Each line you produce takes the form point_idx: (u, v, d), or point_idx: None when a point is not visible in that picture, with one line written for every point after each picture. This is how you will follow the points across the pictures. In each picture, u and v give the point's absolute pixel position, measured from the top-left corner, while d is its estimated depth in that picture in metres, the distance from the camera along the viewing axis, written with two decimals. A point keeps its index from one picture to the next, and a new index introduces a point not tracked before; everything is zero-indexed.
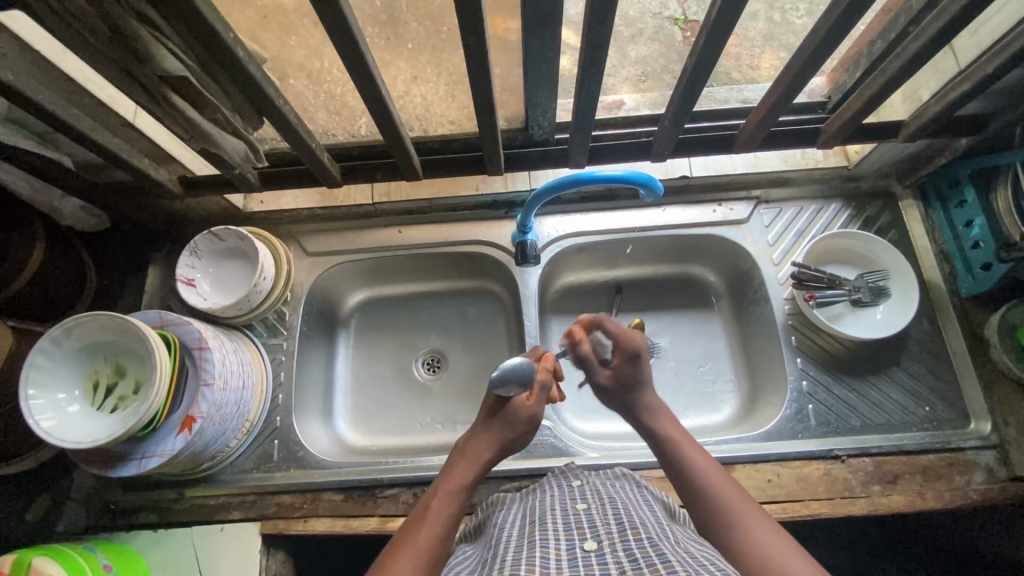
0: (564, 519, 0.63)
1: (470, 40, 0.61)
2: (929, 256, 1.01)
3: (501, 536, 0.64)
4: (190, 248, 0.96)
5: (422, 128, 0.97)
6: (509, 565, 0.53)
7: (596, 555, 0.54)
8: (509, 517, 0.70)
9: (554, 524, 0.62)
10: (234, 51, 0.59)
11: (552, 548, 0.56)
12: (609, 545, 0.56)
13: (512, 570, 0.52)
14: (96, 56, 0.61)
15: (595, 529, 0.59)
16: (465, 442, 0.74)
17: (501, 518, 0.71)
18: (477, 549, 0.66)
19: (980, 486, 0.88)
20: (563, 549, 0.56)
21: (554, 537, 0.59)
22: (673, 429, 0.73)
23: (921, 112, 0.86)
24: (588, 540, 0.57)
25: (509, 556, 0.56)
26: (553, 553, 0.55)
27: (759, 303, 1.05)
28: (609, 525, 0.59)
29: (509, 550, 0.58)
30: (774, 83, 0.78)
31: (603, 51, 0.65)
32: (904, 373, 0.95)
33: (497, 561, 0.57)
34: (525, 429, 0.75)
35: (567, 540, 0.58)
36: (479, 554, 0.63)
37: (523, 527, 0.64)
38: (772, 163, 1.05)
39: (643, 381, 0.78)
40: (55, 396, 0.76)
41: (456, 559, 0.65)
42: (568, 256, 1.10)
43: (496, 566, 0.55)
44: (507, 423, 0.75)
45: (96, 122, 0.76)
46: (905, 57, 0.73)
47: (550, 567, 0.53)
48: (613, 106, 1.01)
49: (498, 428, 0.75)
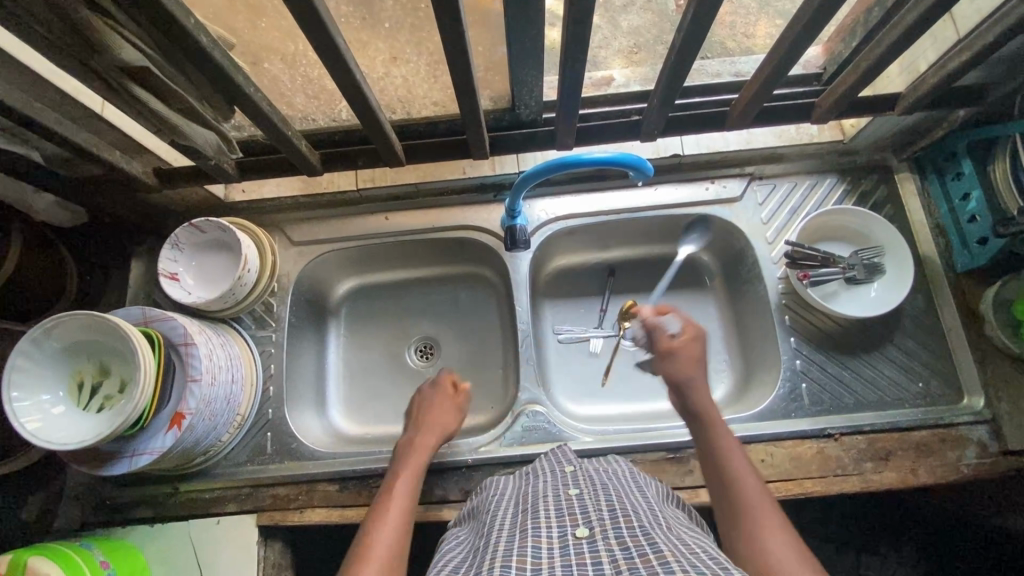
0: (556, 505, 0.63)
1: (446, 20, 0.58)
2: (925, 231, 0.99)
3: (493, 521, 0.65)
4: (171, 240, 0.94)
5: (405, 111, 0.92)
6: (500, 555, 0.54)
7: (588, 542, 0.54)
8: (501, 503, 0.70)
9: (546, 511, 0.62)
10: (196, 36, 0.56)
11: (543, 535, 0.56)
12: (601, 532, 0.56)
13: (502, 560, 0.53)
14: (50, 47, 0.58)
15: (587, 515, 0.59)
16: (410, 438, 0.88)
17: (494, 503, 0.72)
18: (470, 535, 0.67)
19: (973, 461, 0.88)
20: (555, 536, 0.56)
21: (545, 525, 0.59)
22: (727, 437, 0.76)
23: (918, 84, 0.83)
24: (580, 527, 0.57)
25: (500, 545, 0.57)
26: (545, 542, 0.55)
27: (753, 283, 1.04)
28: (601, 511, 0.60)
29: (500, 538, 0.58)
30: (766, 58, 0.75)
31: (587, 28, 0.63)
32: (898, 350, 0.95)
33: (489, 548, 0.58)
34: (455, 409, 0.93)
35: (559, 527, 0.58)
36: (472, 541, 0.64)
37: (516, 513, 0.65)
38: (765, 139, 1.03)
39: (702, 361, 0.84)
40: (39, 398, 0.75)
41: (449, 548, 0.66)
42: (559, 239, 1.08)
43: (487, 554, 0.56)
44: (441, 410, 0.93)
45: (61, 115, 0.73)
46: (903, 27, 0.70)
47: (540, 556, 0.53)
48: (602, 83, 0.98)
49: (440, 416, 0.91)
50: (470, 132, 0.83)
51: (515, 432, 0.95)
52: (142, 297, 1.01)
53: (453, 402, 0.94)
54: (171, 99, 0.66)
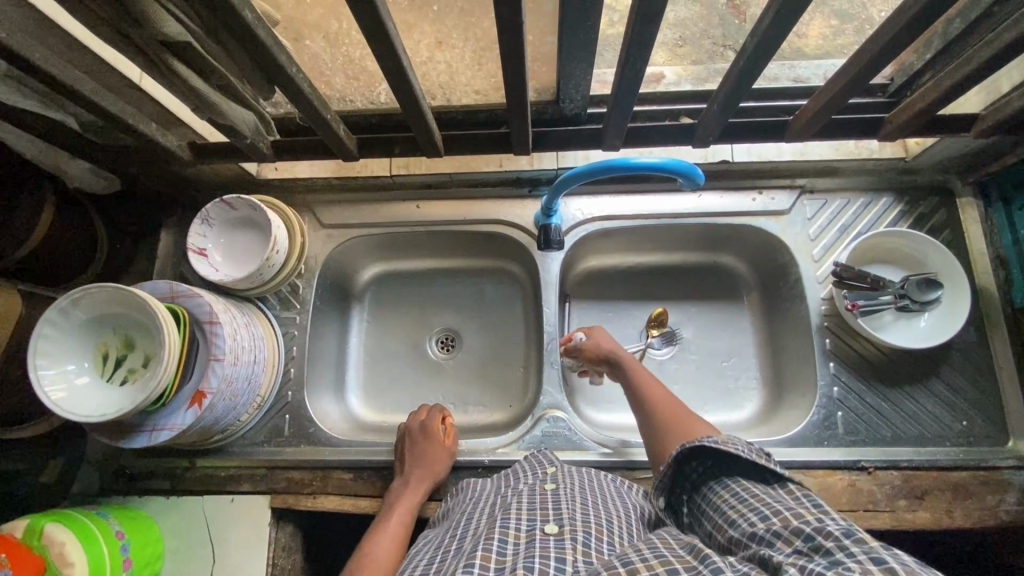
0: (530, 499, 0.65)
1: (504, 8, 0.55)
2: (985, 262, 0.93)
3: (467, 525, 0.65)
4: (201, 215, 0.92)
5: (445, 97, 0.89)
6: (467, 553, 0.55)
7: (555, 539, 0.56)
8: (477, 505, 0.71)
9: (520, 504, 0.64)
10: (241, 12, 0.53)
11: (512, 529, 0.58)
12: (571, 532, 0.57)
13: (468, 558, 0.54)
14: (97, 17, 0.57)
15: (559, 512, 0.61)
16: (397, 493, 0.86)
17: (471, 504, 0.73)
18: (442, 536, 0.66)
19: (1013, 508, 0.84)
20: (524, 530, 0.58)
21: (517, 517, 0.61)
22: (633, 361, 0.87)
23: (1000, 106, 0.78)
24: (550, 524, 0.59)
25: (472, 542, 0.58)
26: (512, 536, 0.57)
27: (794, 301, 0.99)
28: (574, 512, 0.61)
29: (474, 537, 0.60)
30: (841, 69, 0.70)
31: (654, 26, 0.58)
32: (943, 385, 0.90)
33: (464, 547, 0.58)
34: (446, 459, 0.89)
35: (530, 521, 0.60)
36: (443, 542, 0.63)
37: (491, 515, 0.65)
38: (821, 152, 0.96)
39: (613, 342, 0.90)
40: (64, 367, 0.75)
41: (415, 554, 0.64)
42: (592, 240, 1.04)
43: (458, 555, 0.57)
44: (433, 457, 0.88)
45: (101, 83, 0.71)
46: (997, 48, 0.65)
47: (506, 553, 0.54)
48: (652, 80, 0.92)
49: (430, 465, 0.87)
50: (514, 127, 0.80)
51: (534, 437, 0.93)
52: (169, 271, 1.01)
53: (441, 449, 0.89)
54: (211, 75, 0.64)
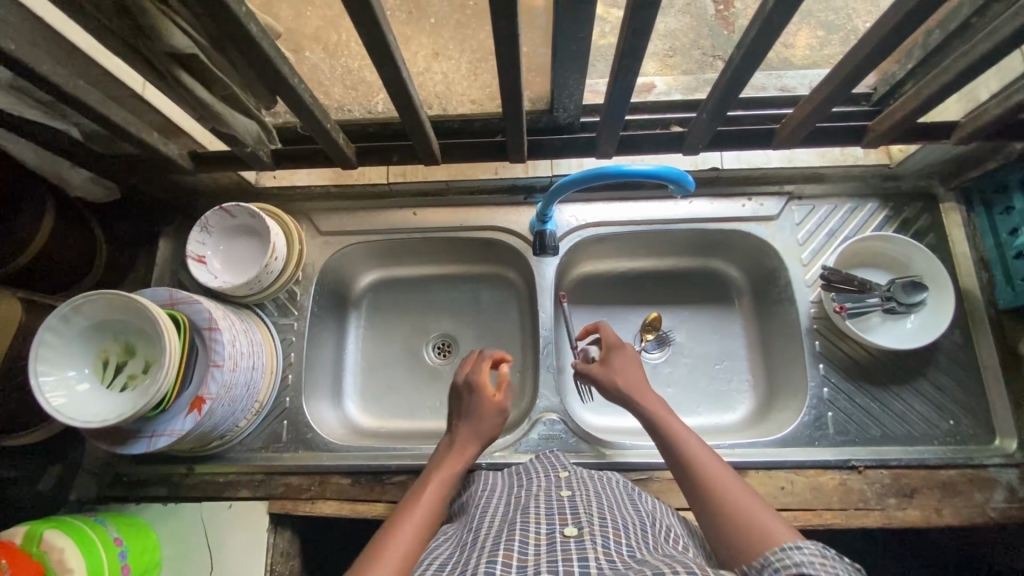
0: (547, 504, 0.66)
1: (502, 22, 0.57)
2: (968, 264, 0.96)
3: (481, 524, 0.66)
4: (201, 223, 0.93)
5: (442, 106, 0.91)
6: (488, 551, 0.56)
7: (575, 541, 0.56)
8: (490, 506, 0.72)
9: (537, 508, 0.65)
10: (246, 25, 0.55)
11: (532, 532, 0.59)
12: (590, 535, 0.58)
13: (490, 555, 0.55)
14: (105, 29, 0.58)
15: (577, 516, 0.61)
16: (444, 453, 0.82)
17: (486, 503, 0.74)
18: (457, 535, 0.67)
19: (1001, 505, 0.85)
20: (544, 533, 0.59)
21: (534, 521, 0.61)
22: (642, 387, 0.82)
23: (977, 114, 0.81)
24: (569, 526, 0.60)
25: (488, 542, 0.59)
26: (533, 538, 0.58)
27: (784, 304, 1.01)
28: (591, 516, 0.62)
29: (489, 535, 0.61)
30: (824, 80, 0.73)
31: (645, 39, 0.61)
32: (929, 384, 0.92)
33: (474, 546, 0.60)
34: (497, 411, 0.86)
35: (548, 524, 0.60)
36: (459, 540, 0.65)
37: (507, 515, 0.66)
38: (807, 158, 1.00)
39: (624, 360, 0.87)
40: (65, 374, 0.75)
41: (434, 548, 0.65)
42: (588, 245, 1.06)
43: (475, 553, 0.58)
44: (484, 408, 0.86)
45: (106, 94, 0.73)
46: (972, 59, 0.68)
47: (528, 553, 0.55)
48: (643, 89, 0.96)
49: (484, 415, 0.85)
50: (510, 135, 0.82)
51: (532, 440, 0.94)
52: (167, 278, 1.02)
53: (495, 397, 0.87)
54: (215, 85, 0.66)
